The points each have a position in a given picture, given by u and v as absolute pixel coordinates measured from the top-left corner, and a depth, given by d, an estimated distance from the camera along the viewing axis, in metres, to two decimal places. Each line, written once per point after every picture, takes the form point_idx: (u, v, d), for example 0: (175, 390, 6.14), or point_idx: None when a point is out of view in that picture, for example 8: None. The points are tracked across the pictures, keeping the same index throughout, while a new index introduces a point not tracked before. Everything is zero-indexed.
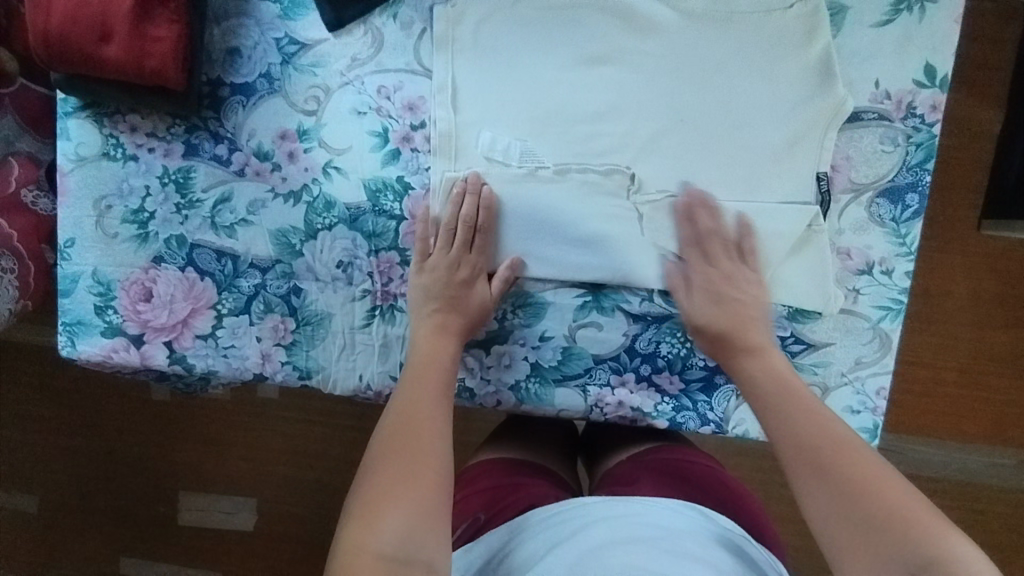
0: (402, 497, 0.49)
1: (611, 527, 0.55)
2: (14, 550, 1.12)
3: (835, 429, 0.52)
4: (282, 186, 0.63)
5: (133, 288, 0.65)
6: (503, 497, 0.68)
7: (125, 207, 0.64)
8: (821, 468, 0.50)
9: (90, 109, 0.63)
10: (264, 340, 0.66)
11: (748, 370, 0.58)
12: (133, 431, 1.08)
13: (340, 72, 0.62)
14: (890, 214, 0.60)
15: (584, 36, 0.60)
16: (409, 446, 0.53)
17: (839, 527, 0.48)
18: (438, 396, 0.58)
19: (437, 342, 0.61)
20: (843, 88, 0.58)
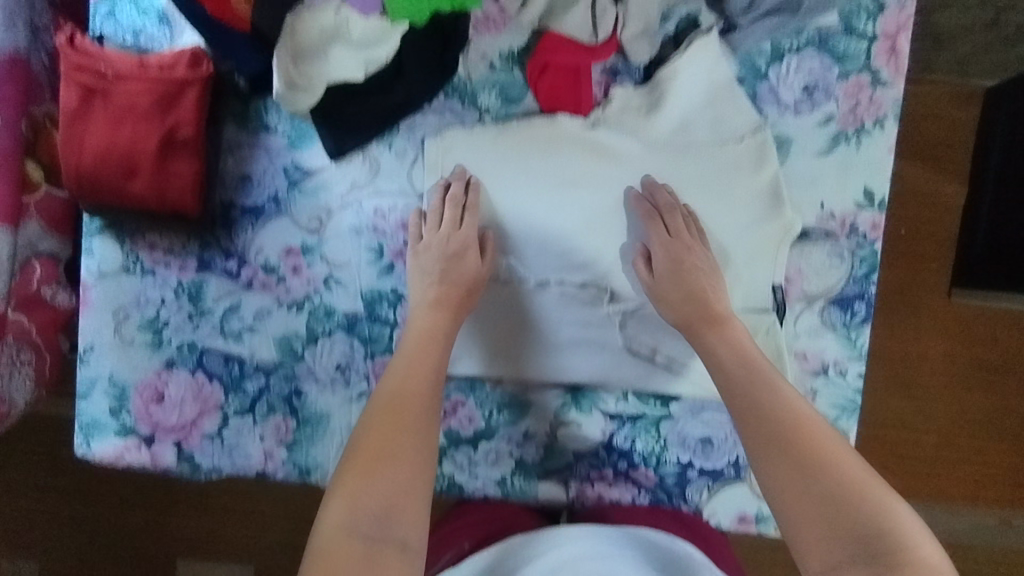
0: (381, 483, 0.55)
1: (568, 552, 0.64)
2: None
3: (797, 406, 0.57)
4: (286, 296, 0.69)
5: (146, 391, 0.70)
6: (489, 530, 0.73)
7: (141, 316, 0.70)
8: (778, 439, 0.55)
9: (111, 230, 0.69)
10: (267, 439, 0.70)
11: (710, 342, 0.62)
12: (132, 500, 1.10)
13: (340, 195, 0.68)
14: (841, 320, 0.65)
15: (560, 163, 0.65)
16: (394, 433, 0.58)
17: (798, 499, 0.53)
18: (428, 378, 0.61)
19: (434, 320, 0.64)
20: (791, 210, 0.64)
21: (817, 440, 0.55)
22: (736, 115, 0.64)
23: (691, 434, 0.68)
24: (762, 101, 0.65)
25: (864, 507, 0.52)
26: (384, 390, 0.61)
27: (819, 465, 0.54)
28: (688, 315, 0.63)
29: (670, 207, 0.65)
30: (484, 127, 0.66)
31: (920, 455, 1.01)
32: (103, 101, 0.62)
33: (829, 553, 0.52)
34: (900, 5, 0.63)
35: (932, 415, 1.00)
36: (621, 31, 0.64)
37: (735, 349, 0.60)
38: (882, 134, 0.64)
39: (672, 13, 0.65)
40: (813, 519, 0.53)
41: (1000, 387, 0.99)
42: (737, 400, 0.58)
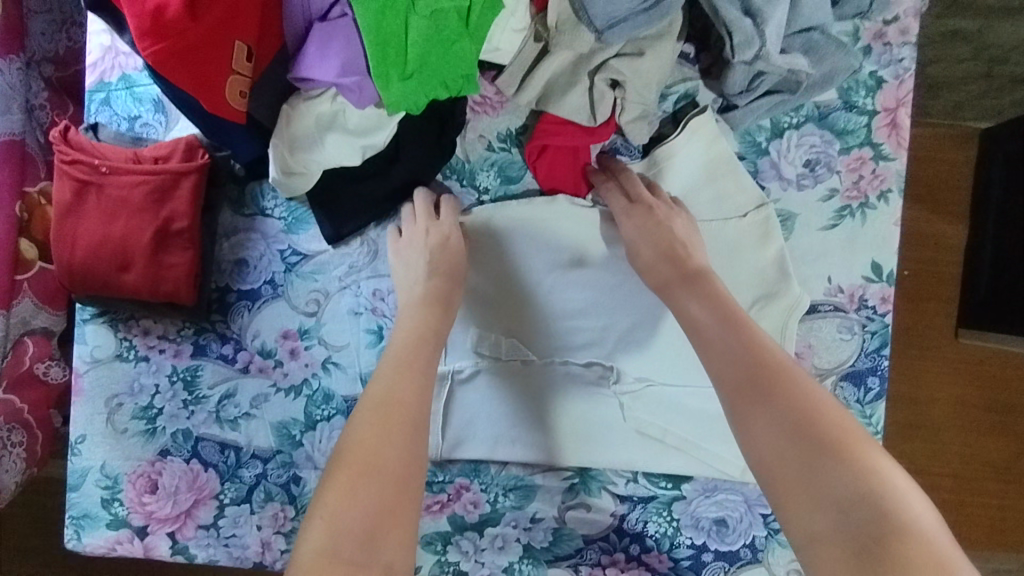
0: (366, 498, 0.48)
1: None
2: None
3: (771, 354, 0.51)
4: (283, 380, 0.68)
5: (139, 481, 0.68)
6: None
7: (135, 403, 0.68)
8: (753, 392, 0.50)
9: (106, 315, 0.68)
10: (264, 529, 0.68)
11: (683, 300, 0.57)
12: None
13: (338, 277, 0.67)
14: (855, 395, 0.64)
15: (558, 243, 0.65)
16: (379, 431, 0.51)
17: (780, 460, 0.47)
18: (418, 376, 0.55)
19: (427, 317, 0.59)
20: (799, 285, 0.63)
21: (797, 389, 0.49)
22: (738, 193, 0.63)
23: (705, 515, 0.65)
24: (763, 176, 0.64)
25: (848, 467, 0.45)
26: (374, 390, 0.54)
27: (799, 418, 0.48)
28: (664, 275, 0.59)
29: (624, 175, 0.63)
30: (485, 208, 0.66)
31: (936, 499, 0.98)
32: (96, 193, 0.62)
33: (813, 522, 0.44)
34: (898, 80, 0.63)
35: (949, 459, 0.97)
36: (619, 114, 0.62)
37: (717, 310, 0.55)
38: (887, 207, 0.63)
39: (670, 92, 0.65)
40: (797, 480, 0.46)
41: (1009, 429, 0.96)
42: (711, 352, 0.53)
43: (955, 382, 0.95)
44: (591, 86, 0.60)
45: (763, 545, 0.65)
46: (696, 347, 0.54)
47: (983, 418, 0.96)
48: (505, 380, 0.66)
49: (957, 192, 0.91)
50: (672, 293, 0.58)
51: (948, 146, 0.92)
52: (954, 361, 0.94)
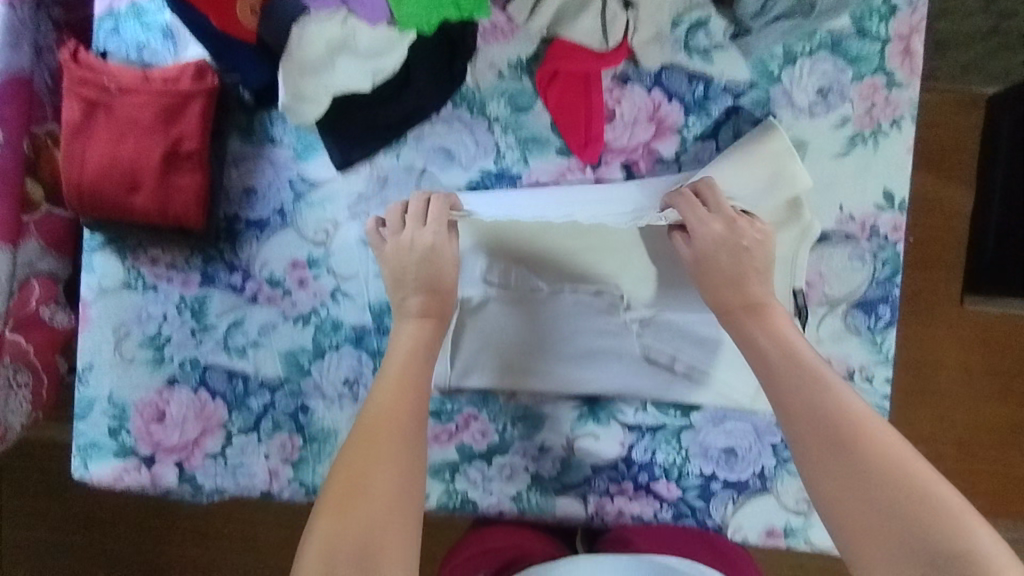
0: (357, 517, 0.49)
1: None
2: None
3: (810, 360, 0.54)
4: (292, 310, 0.67)
5: (146, 410, 0.68)
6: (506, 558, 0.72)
7: (142, 332, 0.68)
8: (800, 393, 0.52)
9: (113, 244, 0.68)
10: (272, 458, 0.68)
11: (749, 330, 0.57)
12: (112, 542, 1.07)
13: (347, 206, 0.67)
14: (866, 323, 0.64)
15: (572, 212, 0.64)
16: (374, 446, 0.52)
17: (830, 467, 0.49)
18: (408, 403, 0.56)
19: (418, 331, 0.60)
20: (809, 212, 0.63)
21: (835, 398, 0.51)
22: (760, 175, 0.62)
23: (714, 445, 0.66)
24: (776, 104, 0.64)
25: (897, 474, 0.46)
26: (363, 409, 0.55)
27: (843, 426, 0.50)
28: (725, 301, 0.59)
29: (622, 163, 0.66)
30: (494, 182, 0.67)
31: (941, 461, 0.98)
32: (105, 115, 0.61)
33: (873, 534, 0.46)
34: (913, 7, 0.62)
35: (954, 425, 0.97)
36: (632, 36, 0.62)
37: (770, 329, 0.56)
38: (899, 135, 0.63)
39: (682, 20, 0.63)
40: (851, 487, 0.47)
41: (1010, 394, 0.96)
42: (759, 359, 0.55)
43: (957, 347, 0.96)
44: (603, 8, 0.59)
45: (772, 474, 0.65)
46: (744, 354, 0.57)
47: (983, 383, 0.97)
48: (515, 309, 0.66)
49: (964, 157, 0.94)
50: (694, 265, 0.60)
51: (950, 111, 0.94)
52: (951, 324, 0.96)
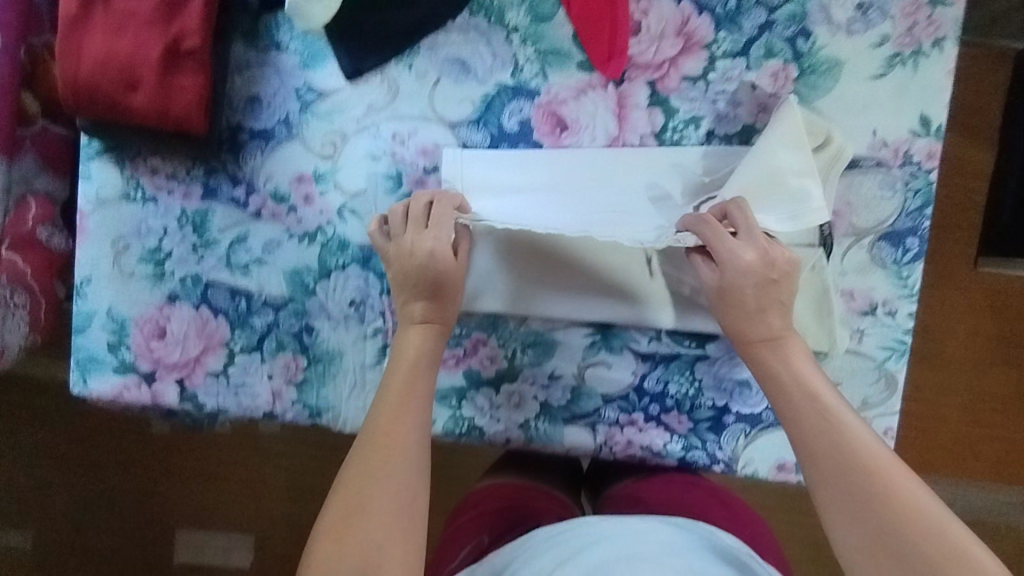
0: (354, 547, 0.51)
1: (618, 544, 0.57)
2: (23, 561, 1.19)
3: (823, 397, 0.54)
4: (297, 227, 0.65)
5: (147, 325, 0.66)
6: (510, 519, 0.73)
7: (142, 245, 0.66)
8: (808, 432, 0.53)
9: (112, 152, 0.65)
10: (275, 378, 0.66)
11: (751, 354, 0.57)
12: (142, 469, 1.15)
13: (356, 118, 0.64)
14: (892, 256, 0.62)
15: (584, 212, 0.61)
16: (371, 476, 0.54)
17: (825, 495, 0.51)
18: (411, 413, 0.57)
19: (421, 339, 0.59)
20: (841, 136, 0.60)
21: (844, 440, 0.52)
22: (790, 168, 0.57)
23: (728, 377, 0.64)
24: (812, 20, 0.60)
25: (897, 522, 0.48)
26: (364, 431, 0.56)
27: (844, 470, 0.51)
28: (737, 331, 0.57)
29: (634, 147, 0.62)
30: (495, 151, 0.63)
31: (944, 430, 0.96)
32: (103, 8, 0.59)
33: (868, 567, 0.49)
34: None
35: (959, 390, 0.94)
36: None
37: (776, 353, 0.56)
38: (940, 56, 0.60)
39: None
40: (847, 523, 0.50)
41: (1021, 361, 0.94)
42: (774, 391, 0.55)
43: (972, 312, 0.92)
44: None
45: None
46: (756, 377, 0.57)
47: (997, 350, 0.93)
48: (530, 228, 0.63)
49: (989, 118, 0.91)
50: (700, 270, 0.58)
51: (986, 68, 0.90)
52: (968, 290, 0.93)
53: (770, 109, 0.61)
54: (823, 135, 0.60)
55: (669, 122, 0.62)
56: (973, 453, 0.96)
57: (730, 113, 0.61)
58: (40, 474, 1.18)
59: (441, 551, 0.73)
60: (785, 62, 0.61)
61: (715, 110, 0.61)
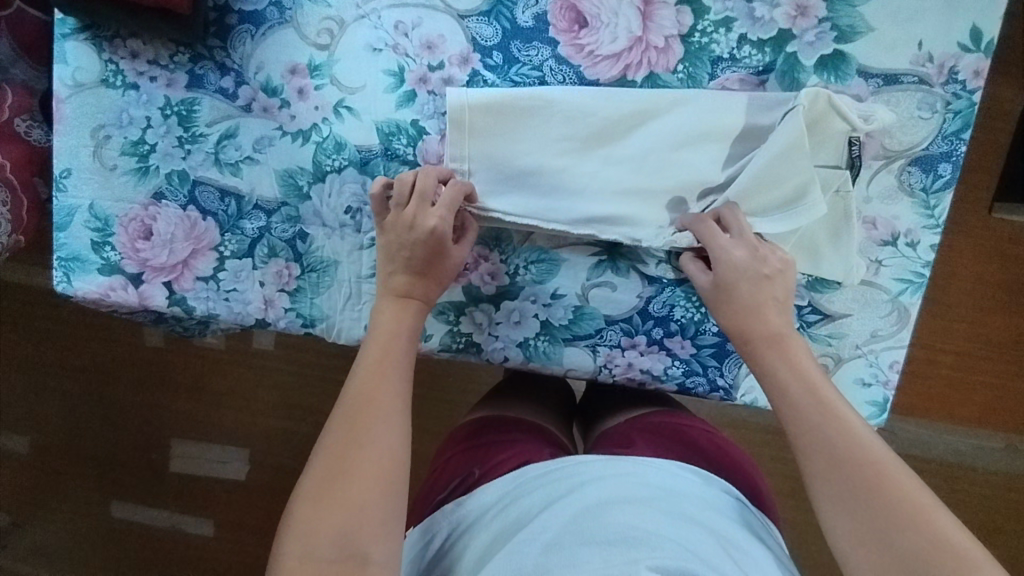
0: (334, 516, 0.48)
1: (610, 485, 0.56)
2: (23, 464, 1.21)
3: (822, 388, 0.52)
4: (290, 124, 0.60)
5: (132, 225, 0.63)
6: (502, 452, 0.69)
7: (124, 138, 0.61)
8: (803, 424, 0.51)
9: (88, 32, 0.60)
10: (267, 286, 0.64)
11: (748, 325, 0.55)
12: (137, 379, 1.15)
13: (355, 4, 0.58)
14: (921, 183, 0.58)
15: (594, 198, 0.58)
16: (349, 446, 0.51)
17: (814, 468, 0.49)
18: (393, 375, 0.55)
19: (402, 308, 0.58)
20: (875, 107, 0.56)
21: (841, 417, 0.50)
22: (795, 175, 0.55)
23: None
24: None
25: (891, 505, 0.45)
26: (349, 393, 0.54)
27: (837, 456, 0.48)
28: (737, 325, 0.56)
29: (651, 114, 0.57)
30: (497, 108, 0.57)
31: (939, 378, 0.92)
32: None
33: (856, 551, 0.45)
34: None
35: (955, 334, 0.90)
36: None
37: (775, 342, 0.55)
38: None
39: None
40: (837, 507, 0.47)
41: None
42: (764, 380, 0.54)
43: (989, 260, 0.86)
44: None
45: None
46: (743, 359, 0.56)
47: (1010, 299, 0.88)
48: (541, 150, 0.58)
49: None
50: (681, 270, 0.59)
51: None
52: (985, 240, 0.85)
53: (810, 12, 0.56)
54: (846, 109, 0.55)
55: (697, 24, 0.57)
56: (971, 404, 0.93)
57: (765, 16, 0.56)
58: (36, 382, 1.18)
59: (428, 487, 0.70)
60: None
61: (747, 11, 0.56)
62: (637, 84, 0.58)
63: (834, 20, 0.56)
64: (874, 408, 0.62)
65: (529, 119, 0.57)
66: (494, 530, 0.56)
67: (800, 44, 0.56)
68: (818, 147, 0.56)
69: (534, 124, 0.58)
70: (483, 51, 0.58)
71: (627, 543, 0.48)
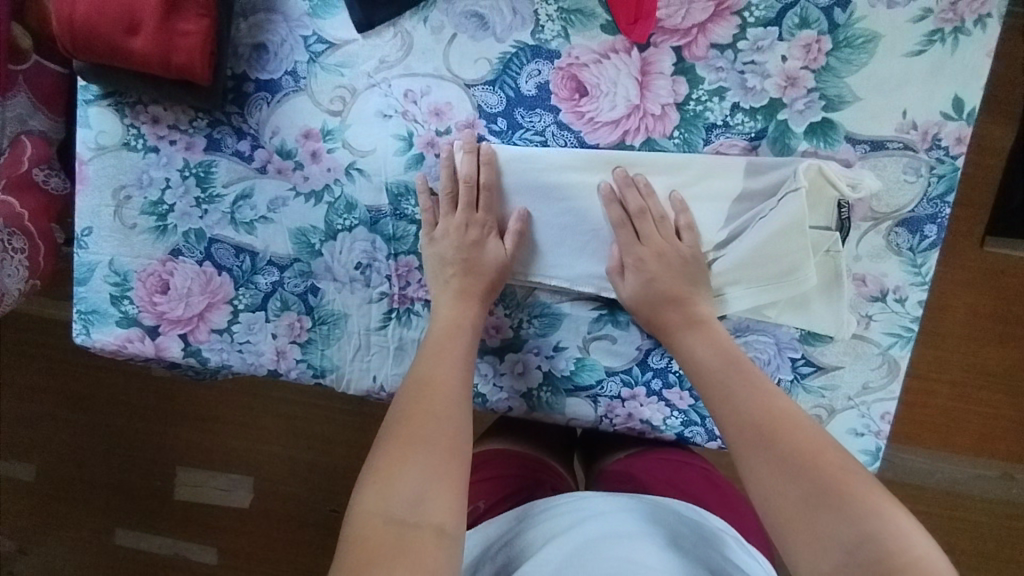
0: (408, 482, 0.51)
1: (613, 520, 0.57)
2: (30, 492, 1.22)
3: (775, 403, 0.54)
4: (304, 185, 0.63)
5: (150, 280, 0.65)
6: (504, 491, 0.70)
7: (144, 198, 0.64)
8: (750, 440, 0.53)
9: (111, 98, 0.63)
10: (280, 337, 0.66)
11: (694, 343, 0.59)
12: (144, 409, 1.17)
13: (367, 73, 0.61)
14: (908, 243, 0.61)
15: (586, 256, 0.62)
16: (417, 429, 0.55)
17: (763, 472, 0.51)
18: (457, 366, 0.59)
19: (462, 308, 0.61)
20: (870, 175, 0.59)
21: (790, 429, 0.52)
22: (789, 249, 0.59)
23: None
24: None
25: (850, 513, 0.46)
26: (416, 380, 0.59)
27: (797, 467, 0.50)
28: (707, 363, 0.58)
29: (649, 189, 0.60)
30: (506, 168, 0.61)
31: (933, 407, 0.94)
32: None
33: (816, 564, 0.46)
34: None
35: (948, 364, 0.92)
36: None
37: (732, 366, 0.57)
38: (983, 34, 0.57)
39: None
40: (801, 520, 0.48)
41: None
42: (720, 406, 0.56)
43: (981, 293, 0.88)
44: None
45: (787, 389, 0.64)
46: (706, 391, 0.58)
47: (1004, 329, 0.90)
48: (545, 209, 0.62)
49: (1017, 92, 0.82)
50: (672, 337, 0.60)
51: None
52: (976, 274, 0.88)
53: (799, 82, 0.59)
54: (842, 184, 0.58)
55: (692, 93, 0.59)
56: (968, 432, 0.95)
57: (757, 85, 0.59)
58: (44, 412, 1.19)
59: None
60: (820, 33, 0.58)
61: (740, 81, 0.59)
62: (635, 149, 0.61)
63: (823, 90, 0.59)
64: (866, 456, 0.64)
65: (538, 182, 0.61)
66: (496, 567, 0.58)
67: (791, 112, 0.59)
68: (814, 215, 0.59)
69: (545, 195, 0.61)
70: (488, 117, 0.61)
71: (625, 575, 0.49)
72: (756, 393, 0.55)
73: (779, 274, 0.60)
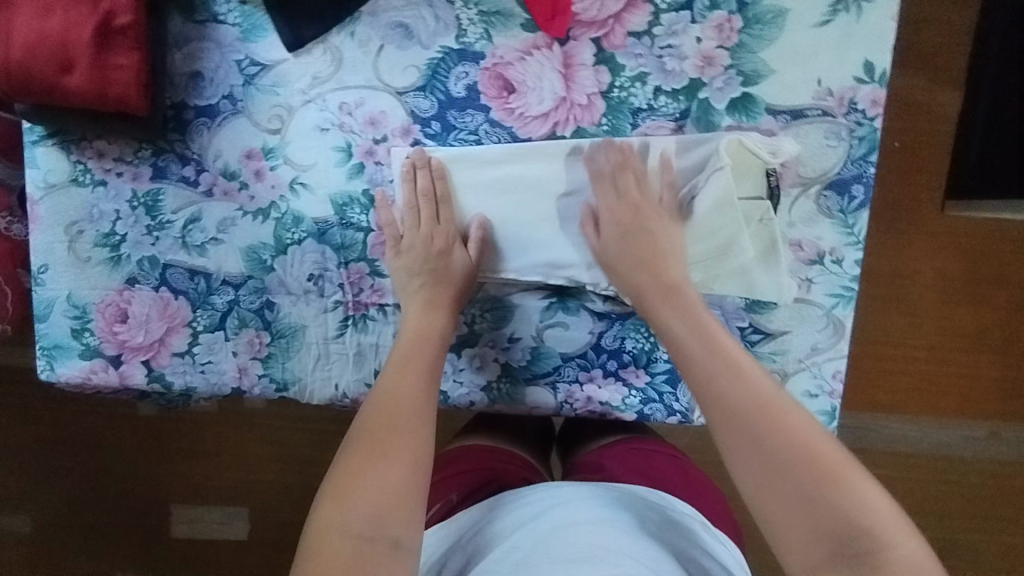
0: (367, 497, 0.52)
1: (585, 507, 0.58)
2: (25, 544, 1.22)
3: (764, 390, 0.54)
4: (250, 204, 0.65)
5: (109, 310, 0.67)
6: (478, 483, 0.71)
7: (96, 231, 0.66)
8: (738, 426, 0.53)
9: (56, 137, 0.64)
10: (241, 355, 0.67)
11: (669, 320, 0.59)
12: (131, 449, 1.17)
13: (301, 90, 0.63)
14: (838, 205, 0.63)
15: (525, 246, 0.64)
16: (379, 443, 0.55)
17: (749, 458, 0.52)
18: (422, 379, 0.60)
19: (430, 318, 0.63)
20: (790, 140, 0.61)
21: (773, 413, 0.52)
22: (723, 223, 0.62)
23: None
24: None
25: (830, 501, 0.48)
26: (380, 393, 0.59)
27: (787, 459, 0.50)
28: (690, 346, 0.57)
29: (617, 175, 0.62)
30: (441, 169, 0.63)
31: (911, 374, 0.95)
32: None
33: (807, 556, 0.48)
34: None
35: (923, 330, 0.92)
36: None
37: (713, 346, 0.57)
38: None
39: None
40: (787, 511, 0.49)
41: (991, 299, 0.91)
42: (700, 391, 0.56)
43: (941, 255, 0.89)
44: None
45: None
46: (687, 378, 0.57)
47: (967, 288, 0.90)
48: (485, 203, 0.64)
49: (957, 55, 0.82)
50: (653, 310, 0.60)
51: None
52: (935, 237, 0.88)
53: (715, 61, 0.61)
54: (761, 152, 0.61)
55: (615, 80, 0.62)
56: (947, 395, 0.95)
57: (675, 68, 0.61)
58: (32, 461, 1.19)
59: None
60: (730, 13, 0.60)
61: (660, 66, 0.61)
62: (567, 139, 0.63)
63: (738, 66, 0.61)
64: (823, 417, 0.65)
65: (477, 182, 0.64)
66: (467, 554, 0.59)
67: (711, 91, 0.61)
68: (745, 186, 0.61)
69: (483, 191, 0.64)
70: (422, 122, 0.63)
71: (586, 559, 0.51)
72: (743, 378, 0.55)
73: (719, 243, 0.63)
